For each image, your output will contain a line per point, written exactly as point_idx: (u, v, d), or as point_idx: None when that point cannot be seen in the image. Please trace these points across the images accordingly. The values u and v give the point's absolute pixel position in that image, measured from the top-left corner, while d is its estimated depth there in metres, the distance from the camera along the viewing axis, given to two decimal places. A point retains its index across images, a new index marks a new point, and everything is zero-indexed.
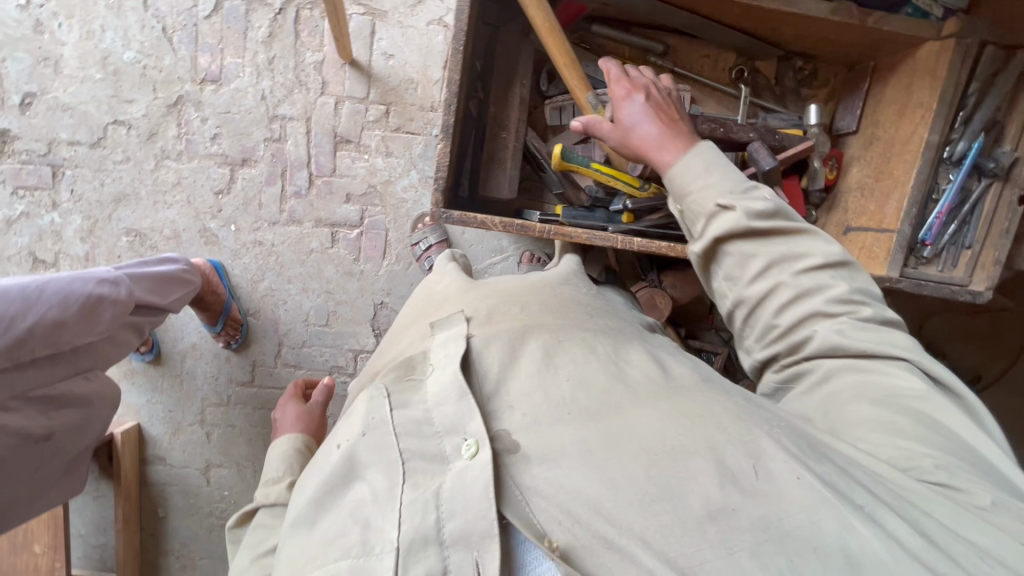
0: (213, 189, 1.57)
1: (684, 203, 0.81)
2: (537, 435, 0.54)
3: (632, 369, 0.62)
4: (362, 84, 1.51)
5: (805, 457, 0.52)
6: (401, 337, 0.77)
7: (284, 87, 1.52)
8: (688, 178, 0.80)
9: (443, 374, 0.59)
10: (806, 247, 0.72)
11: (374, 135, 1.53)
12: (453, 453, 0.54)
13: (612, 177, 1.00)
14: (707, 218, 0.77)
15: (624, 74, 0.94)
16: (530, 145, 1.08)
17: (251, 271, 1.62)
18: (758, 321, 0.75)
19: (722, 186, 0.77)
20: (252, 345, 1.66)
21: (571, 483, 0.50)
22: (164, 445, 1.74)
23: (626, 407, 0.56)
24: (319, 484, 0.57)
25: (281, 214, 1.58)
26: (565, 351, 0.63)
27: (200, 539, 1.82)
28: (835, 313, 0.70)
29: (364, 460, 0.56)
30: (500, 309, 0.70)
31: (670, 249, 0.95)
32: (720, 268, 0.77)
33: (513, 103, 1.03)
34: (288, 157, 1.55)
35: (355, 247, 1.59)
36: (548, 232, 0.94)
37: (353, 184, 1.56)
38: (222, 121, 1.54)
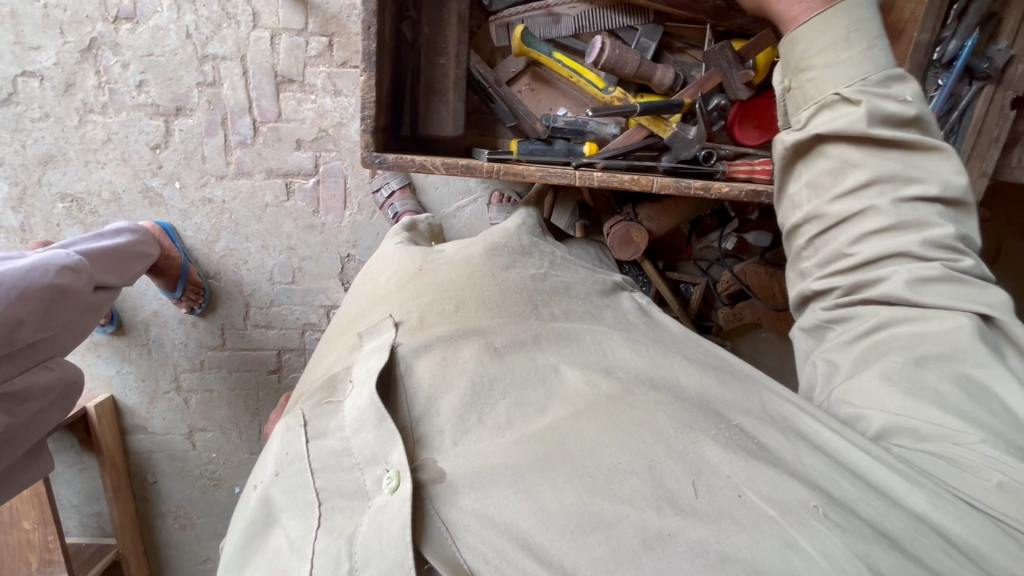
0: (148, 144, 1.44)
1: (800, 81, 0.77)
2: (465, 460, 0.52)
3: (572, 373, 0.59)
4: (299, 13, 1.35)
5: (747, 466, 0.49)
6: (331, 350, 0.75)
7: (211, 22, 1.35)
8: (814, 50, 0.75)
9: (361, 396, 0.57)
10: (926, 168, 0.69)
11: (319, 72, 1.39)
12: (375, 488, 0.52)
13: (573, 72, 0.96)
14: (820, 105, 0.74)
15: None
16: (475, 72, 0.97)
17: (205, 232, 1.52)
18: (830, 244, 0.73)
19: (854, 72, 0.73)
20: (217, 309, 1.60)
21: (500, 510, 0.48)
22: (143, 414, 1.72)
23: (563, 423, 0.54)
24: (245, 526, 0.57)
25: (228, 166, 1.46)
26: (499, 363, 0.60)
27: (194, 500, 1.84)
28: (926, 255, 0.66)
29: (281, 505, 0.55)
30: (432, 309, 0.67)
31: (632, 180, 0.87)
32: (810, 170, 0.75)
33: (450, 22, 0.90)
34: (227, 104, 1.41)
35: (313, 198, 1.49)
36: (498, 170, 0.87)
37: (302, 129, 1.43)
38: (146, 66, 1.38)
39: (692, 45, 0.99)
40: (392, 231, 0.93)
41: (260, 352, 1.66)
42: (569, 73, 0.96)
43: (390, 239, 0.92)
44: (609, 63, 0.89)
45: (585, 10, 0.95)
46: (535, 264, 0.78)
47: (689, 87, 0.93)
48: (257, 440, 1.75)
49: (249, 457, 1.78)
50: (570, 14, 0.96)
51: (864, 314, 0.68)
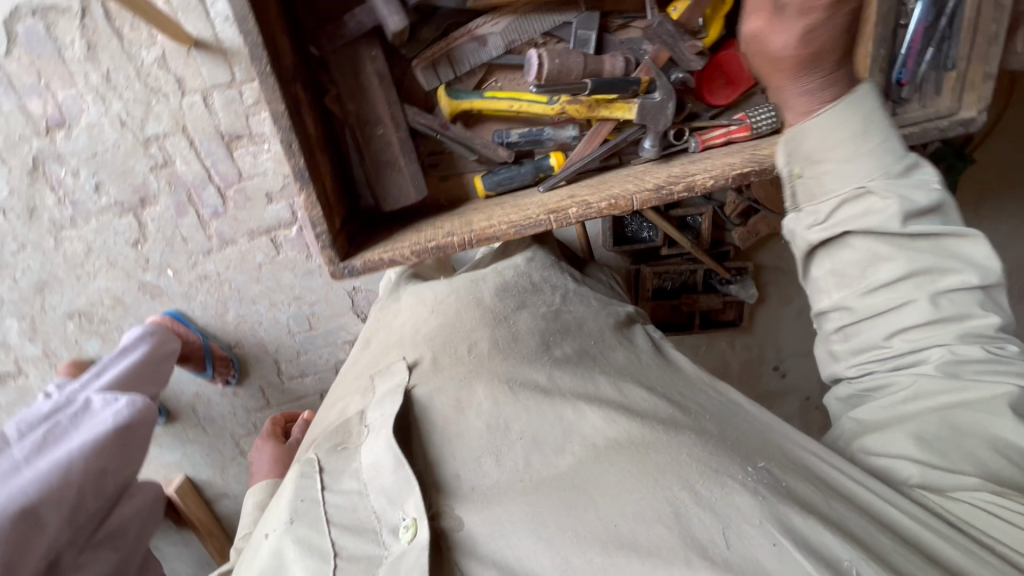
0: (128, 242, 1.42)
1: (816, 170, 0.70)
2: (487, 508, 0.53)
3: (586, 414, 0.60)
4: (221, 65, 1.27)
5: (777, 512, 0.50)
6: (344, 393, 0.77)
7: (140, 102, 1.30)
8: (827, 149, 0.68)
9: (378, 441, 0.58)
10: (957, 260, 0.66)
11: (263, 119, 1.33)
12: (394, 538, 0.53)
13: (512, 100, 0.85)
14: (839, 200, 0.68)
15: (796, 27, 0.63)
16: (417, 125, 0.86)
17: (213, 307, 1.52)
18: (864, 327, 0.71)
19: (869, 170, 0.67)
20: (251, 373, 1.63)
21: (521, 559, 0.50)
22: (220, 483, 1.81)
23: (581, 467, 0.55)
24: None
25: (211, 240, 1.44)
26: (514, 403, 0.61)
27: None
28: (967, 344, 0.67)
29: (291, 556, 0.53)
30: (446, 350, 0.70)
31: (610, 204, 0.75)
32: (832, 261, 0.71)
33: (373, 87, 0.82)
34: (186, 180, 1.38)
35: (301, 244, 1.47)
36: (471, 240, 0.75)
37: (267, 181, 1.39)
38: (95, 167, 1.34)
39: (634, 17, 0.85)
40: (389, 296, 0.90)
41: (305, 399, 1.70)
42: (508, 103, 0.85)
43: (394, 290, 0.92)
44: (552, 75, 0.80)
45: (510, 22, 0.81)
46: (545, 301, 0.81)
47: (642, 64, 0.83)
48: None
49: None
50: (497, 32, 0.82)
51: (901, 384, 0.69)
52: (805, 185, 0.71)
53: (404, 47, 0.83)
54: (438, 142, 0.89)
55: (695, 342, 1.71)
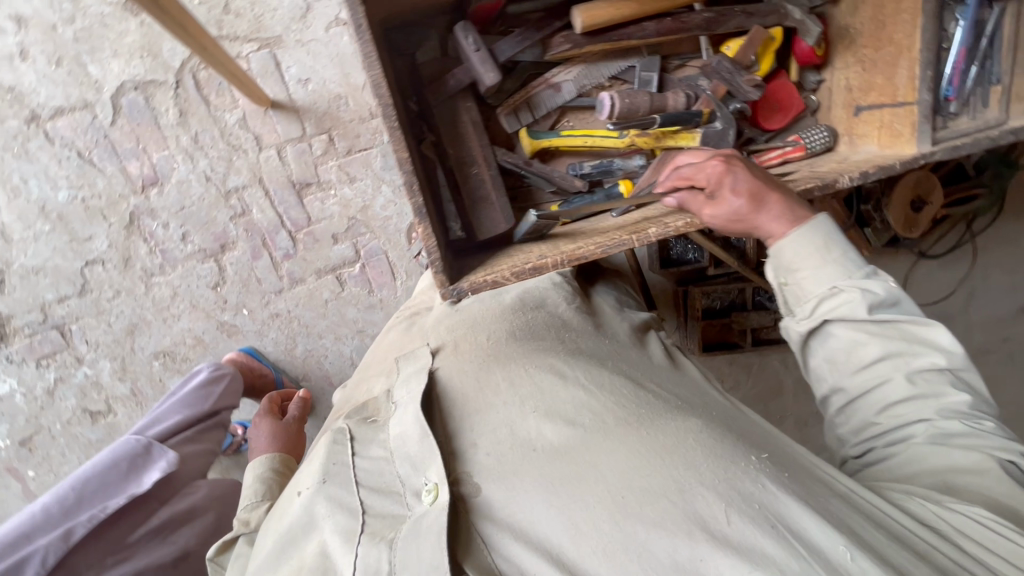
0: (209, 285, 1.55)
1: (795, 278, 0.73)
2: (498, 476, 0.57)
3: (596, 396, 0.63)
4: (294, 122, 1.42)
5: (779, 502, 0.53)
6: (371, 374, 0.86)
7: (223, 159, 1.44)
8: (796, 256, 0.72)
9: (407, 414, 0.66)
10: (926, 346, 0.70)
11: (330, 167, 1.47)
12: (416, 501, 0.59)
13: (586, 137, 0.90)
14: (817, 299, 0.72)
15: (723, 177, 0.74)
16: (505, 163, 0.89)
17: (283, 343, 1.62)
18: (857, 411, 0.73)
19: (839, 267, 0.71)
20: (316, 406, 1.71)
21: (533, 525, 0.53)
22: None
23: (592, 442, 0.57)
24: (285, 529, 0.63)
25: (282, 279, 1.56)
26: (530, 385, 0.65)
27: None
28: (947, 418, 0.68)
29: (320, 513, 0.61)
30: (465, 339, 0.77)
31: (687, 224, 0.77)
32: (822, 347, 0.74)
33: (469, 133, 0.84)
34: (261, 226, 1.51)
35: (363, 281, 1.57)
36: (562, 261, 0.72)
37: (334, 224, 1.51)
38: (183, 219, 1.49)
39: (690, 57, 0.92)
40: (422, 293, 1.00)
41: None
42: (582, 140, 0.90)
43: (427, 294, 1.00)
44: (623, 114, 0.84)
45: (581, 70, 0.88)
46: (566, 301, 0.84)
47: (702, 97, 0.89)
48: None
49: None
50: (571, 79, 0.88)
51: (899, 458, 0.70)
52: (789, 286, 0.74)
53: (491, 97, 0.88)
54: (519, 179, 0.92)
55: (748, 361, 1.70)
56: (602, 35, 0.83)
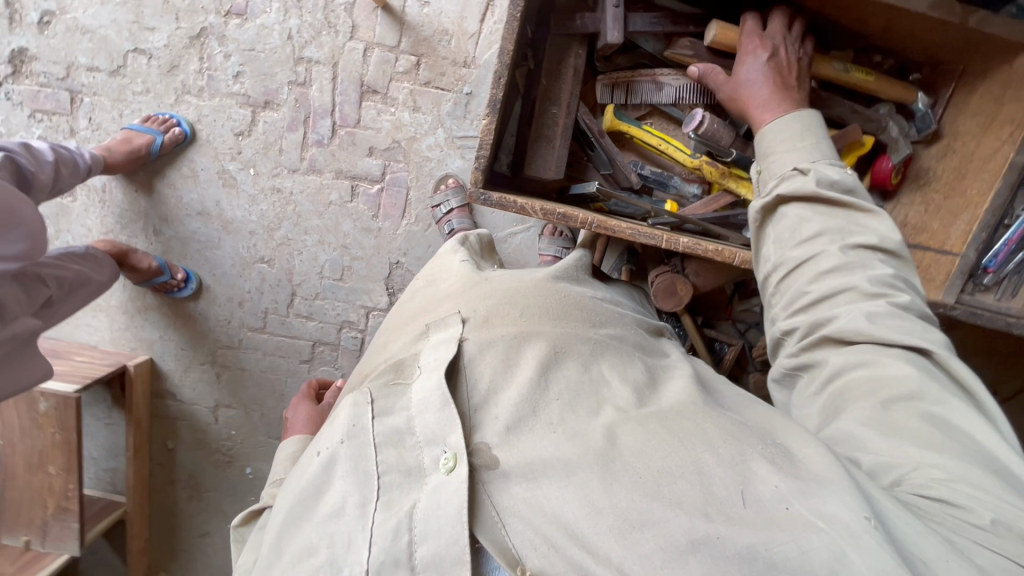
0: (233, 130, 1.52)
1: (768, 162, 0.79)
2: (514, 448, 0.56)
3: (620, 391, 0.62)
4: (395, 32, 1.44)
5: (796, 480, 0.49)
6: (396, 336, 0.77)
7: (312, 28, 1.45)
8: (776, 140, 0.79)
9: (429, 382, 0.61)
10: (866, 227, 0.71)
11: (403, 88, 1.47)
12: (432, 466, 0.56)
13: (663, 141, 0.96)
14: (779, 178, 0.77)
15: (761, 35, 0.84)
16: (581, 122, 0.96)
17: (268, 218, 1.58)
18: (790, 286, 0.73)
19: (807, 154, 0.76)
20: (265, 293, 1.65)
21: (551, 501, 0.52)
22: (175, 380, 1.78)
23: (616, 427, 0.57)
24: (299, 491, 0.58)
25: (302, 161, 1.54)
26: (556, 367, 0.63)
27: (206, 472, 1.89)
28: (873, 293, 0.67)
29: (340, 470, 0.57)
30: (497, 312, 0.70)
31: (716, 252, 0.87)
32: (774, 229, 0.77)
33: (566, 77, 0.91)
34: (312, 104, 1.50)
35: (374, 203, 1.56)
36: (590, 225, 0.85)
37: (377, 138, 1.51)
38: (246, 59, 1.48)
39: None
40: (448, 247, 0.93)
41: (297, 340, 1.70)
42: (658, 142, 0.96)
43: (451, 256, 0.90)
44: (706, 135, 0.89)
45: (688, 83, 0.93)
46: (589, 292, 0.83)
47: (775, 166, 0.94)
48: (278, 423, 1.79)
49: (267, 439, 1.83)
50: (674, 85, 0.93)
51: (827, 359, 0.67)
52: (764, 171, 0.80)
53: (599, 62, 0.95)
54: (585, 147, 0.99)
55: None
56: (719, 58, 0.90)
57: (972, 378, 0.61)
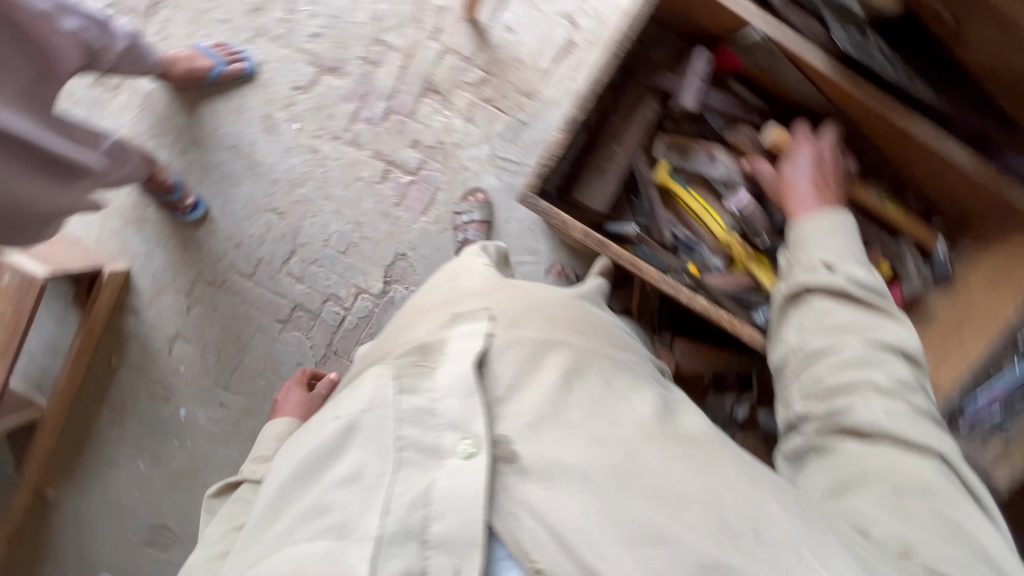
0: (293, 83, 1.57)
1: (802, 256, 0.98)
2: (532, 446, 0.59)
3: (643, 407, 0.67)
4: (473, 46, 1.52)
5: (797, 525, 0.57)
6: (416, 321, 0.79)
7: (399, 17, 1.54)
8: (812, 237, 0.99)
9: (457, 368, 0.64)
10: (887, 328, 0.88)
11: (464, 96, 1.54)
12: (450, 449, 0.58)
13: (703, 209, 1.14)
14: (811, 268, 0.95)
15: (818, 149, 1.07)
16: (636, 169, 1.19)
17: (295, 173, 1.60)
18: (812, 372, 0.89)
19: (839, 252, 0.96)
20: (265, 242, 1.63)
21: (565, 508, 0.55)
22: (144, 299, 1.70)
23: (638, 446, 0.60)
24: (310, 452, 0.62)
25: (346, 132, 1.57)
26: (583, 380, 0.68)
27: (139, 401, 1.75)
28: (889, 392, 0.82)
29: (359, 436, 0.61)
30: (523, 317, 0.74)
31: (728, 321, 1.03)
32: (801, 315, 0.95)
33: (631, 128, 1.18)
34: (375, 83, 1.55)
35: (401, 191, 1.58)
36: (622, 259, 1.05)
37: (424, 133, 1.56)
38: (330, 24, 1.55)
39: None
40: (470, 252, 0.94)
41: (278, 298, 1.66)
42: (698, 208, 1.15)
43: (475, 258, 0.92)
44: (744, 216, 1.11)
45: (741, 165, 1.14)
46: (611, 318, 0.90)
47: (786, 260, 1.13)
48: (231, 374, 1.71)
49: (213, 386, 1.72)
50: (725, 164, 1.14)
51: (844, 447, 0.80)
52: (795, 261, 0.99)
53: (667, 122, 1.19)
54: (632, 194, 1.20)
55: None
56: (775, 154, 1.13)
57: (972, 477, 0.76)
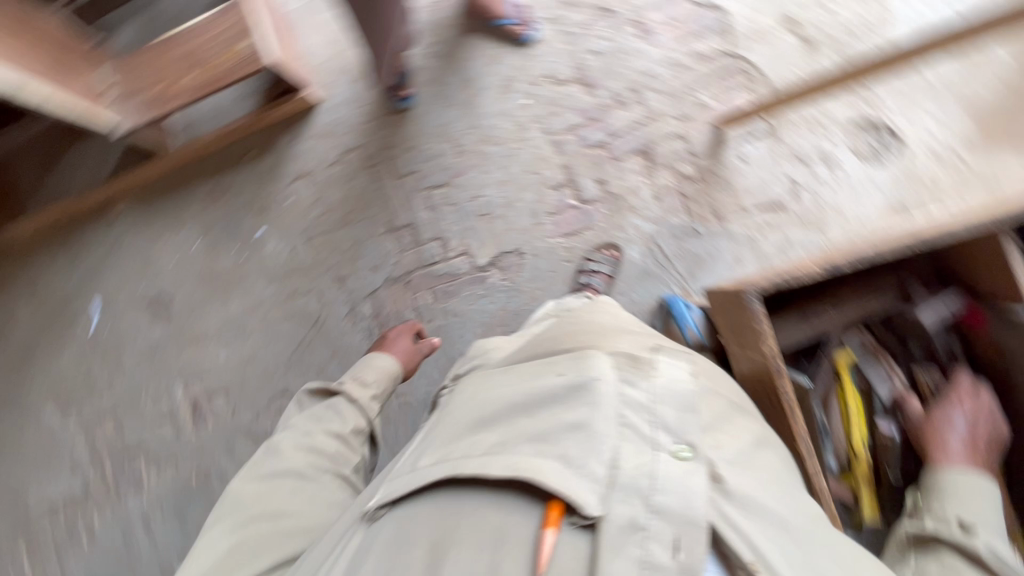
0: (550, 69, 1.70)
1: (937, 504, 0.96)
2: (732, 477, 0.67)
3: (814, 504, 0.74)
4: (705, 149, 1.62)
5: None
6: (604, 334, 0.87)
7: (667, 86, 1.64)
8: (954, 492, 0.96)
9: (676, 383, 0.73)
10: None
11: (667, 178, 1.62)
12: (667, 445, 0.67)
13: (858, 409, 1.24)
14: (941, 519, 0.92)
15: (976, 412, 1.12)
16: (829, 341, 1.29)
17: (495, 133, 1.71)
18: None
19: (985, 521, 0.90)
20: (430, 163, 1.75)
21: (767, 543, 0.63)
22: (308, 130, 1.82)
23: (817, 530, 0.67)
24: (525, 394, 0.76)
25: (558, 133, 1.68)
26: (772, 453, 0.77)
27: (236, 198, 1.85)
28: None
29: (578, 399, 0.72)
30: (713, 379, 0.85)
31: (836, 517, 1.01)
32: (919, 564, 0.90)
33: (851, 309, 1.26)
34: (609, 117, 1.66)
35: (560, 207, 1.67)
36: (787, 396, 1.04)
37: (614, 180, 1.65)
38: (613, 51, 1.67)
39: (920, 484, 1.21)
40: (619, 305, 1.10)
41: (403, 209, 1.75)
42: (853, 405, 1.24)
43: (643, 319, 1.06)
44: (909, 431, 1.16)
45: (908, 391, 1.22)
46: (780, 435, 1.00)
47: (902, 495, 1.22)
48: (319, 234, 1.80)
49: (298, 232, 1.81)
50: (898, 384, 1.24)
51: None
52: (933, 509, 0.95)
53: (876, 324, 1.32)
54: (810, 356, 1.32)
55: None
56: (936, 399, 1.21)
57: None
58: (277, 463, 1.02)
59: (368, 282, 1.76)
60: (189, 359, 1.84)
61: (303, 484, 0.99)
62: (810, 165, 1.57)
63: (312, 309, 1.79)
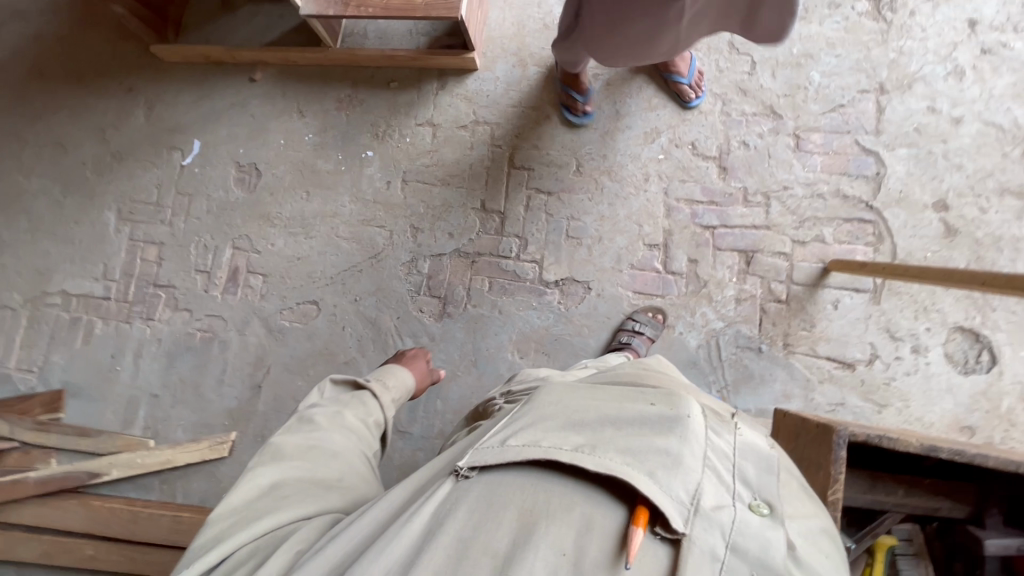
0: (696, 139, 1.72)
1: None
2: (805, 554, 0.60)
3: None
4: (804, 279, 1.60)
5: None
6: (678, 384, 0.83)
7: (797, 205, 1.64)
8: None
9: (756, 441, 0.68)
10: None
11: (755, 287, 1.61)
12: (745, 495, 0.60)
13: None
14: None
15: None
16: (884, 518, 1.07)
17: (619, 170, 1.74)
18: None
19: None
20: (547, 168, 1.78)
21: None
22: (455, 88, 1.89)
23: None
24: (603, 404, 0.67)
25: (675, 199, 1.70)
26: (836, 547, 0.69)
27: (362, 114, 1.93)
28: None
29: (664, 419, 0.64)
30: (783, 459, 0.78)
31: None
32: None
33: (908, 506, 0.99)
34: (728, 207, 1.67)
35: (644, 264, 1.68)
36: None
37: (705, 266, 1.65)
38: (761, 150, 1.68)
39: None
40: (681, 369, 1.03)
41: (502, 196, 1.79)
42: None
43: None
44: None
45: None
46: None
47: None
48: (418, 181, 1.85)
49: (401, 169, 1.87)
50: None
51: None
52: None
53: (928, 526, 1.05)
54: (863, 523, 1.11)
55: None
56: None
57: None
58: (319, 431, 0.95)
59: (439, 244, 1.79)
60: (251, 232, 1.90)
61: (333, 460, 0.90)
62: (897, 341, 1.53)
63: (378, 242, 1.83)
